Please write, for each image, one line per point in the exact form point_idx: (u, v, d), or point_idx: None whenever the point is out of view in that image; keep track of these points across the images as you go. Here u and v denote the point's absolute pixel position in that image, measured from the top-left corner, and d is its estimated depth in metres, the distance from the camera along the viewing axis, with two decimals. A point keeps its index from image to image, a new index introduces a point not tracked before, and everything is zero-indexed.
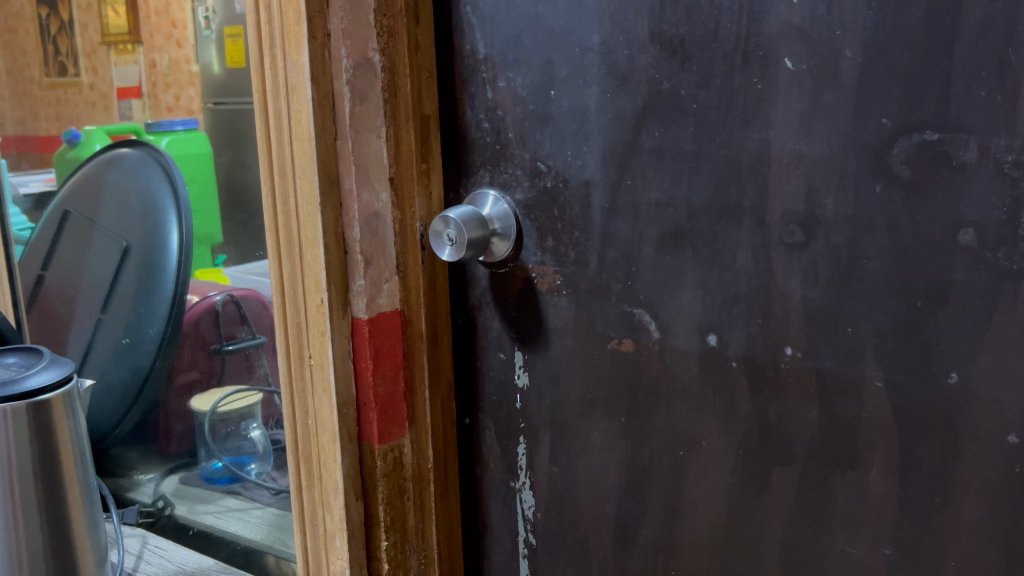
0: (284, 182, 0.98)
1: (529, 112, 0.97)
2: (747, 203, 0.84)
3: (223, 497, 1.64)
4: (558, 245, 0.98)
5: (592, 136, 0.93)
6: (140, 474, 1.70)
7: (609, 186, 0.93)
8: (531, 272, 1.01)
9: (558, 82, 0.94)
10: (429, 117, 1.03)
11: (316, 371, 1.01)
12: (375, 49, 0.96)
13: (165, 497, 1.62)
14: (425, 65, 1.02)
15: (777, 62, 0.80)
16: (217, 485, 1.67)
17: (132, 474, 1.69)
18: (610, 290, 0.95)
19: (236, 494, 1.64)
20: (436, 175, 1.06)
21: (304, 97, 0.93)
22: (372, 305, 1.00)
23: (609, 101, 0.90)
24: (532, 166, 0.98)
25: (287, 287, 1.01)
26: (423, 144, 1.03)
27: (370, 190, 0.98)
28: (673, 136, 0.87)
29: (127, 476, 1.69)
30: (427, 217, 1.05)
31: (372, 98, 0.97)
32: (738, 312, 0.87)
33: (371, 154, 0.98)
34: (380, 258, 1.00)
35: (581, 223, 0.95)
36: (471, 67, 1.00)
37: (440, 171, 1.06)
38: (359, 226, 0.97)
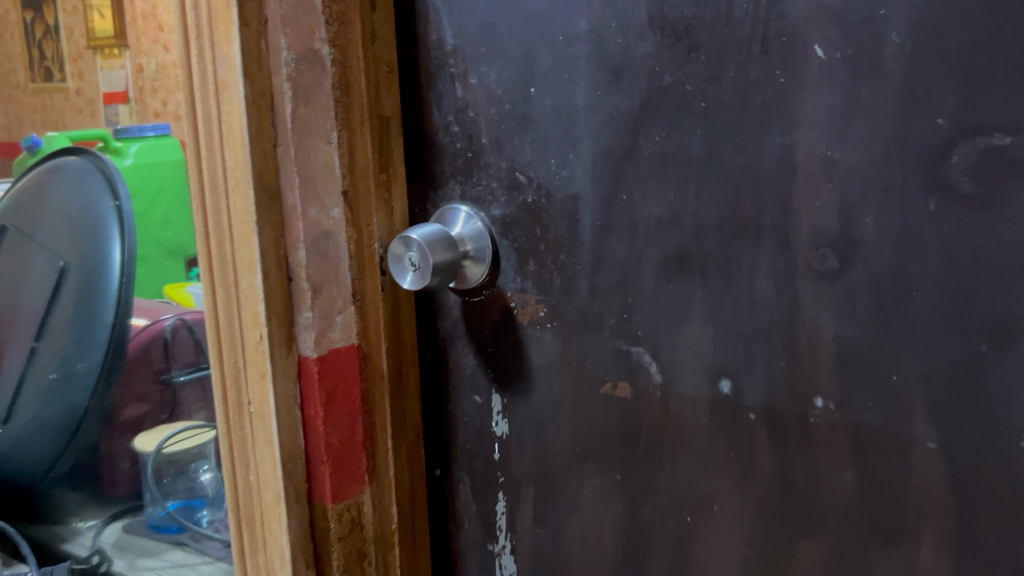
0: (215, 196, 0.83)
1: (505, 112, 0.81)
2: (766, 221, 0.69)
3: (169, 550, 1.44)
4: (542, 270, 0.83)
5: (581, 141, 0.77)
6: (80, 521, 1.52)
7: (600, 200, 0.78)
8: (510, 301, 0.86)
9: (539, 77, 0.78)
10: (390, 120, 0.88)
11: (257, 420, 0.85)
12: (323, 39, 0.82)
13: (103, 551, 1.41)
14: (384, 59, 0.87)
15: (805, 50, 0.65)
16: (164, 534, 1.48)
17: (70, 521, 1.51)
18: (603, 324, 0.80)
19: (184, 546, 1.45)
20: (399, 187, 0.90)
21: (235, 96, 0.79)
22: (322, 341, 0.85)
23: (601, 99, 0.75)
24: (509, 177, 0.83)
25: (222, 320, 0.86)
26: (384, 152, 0.88)
27: (319, 206, 0.83)
28: (677, 140, 0.72)
29: (65, 522, 1.51)
30: (389, 237, 0.90)
31: (320, 98, 0.82)
32: (757, 351, 0.72)
33: (318, 163, 0.83)
34: (332, 286, 0.85)
35: (568, 243, 0.80)
36: (437, 61, 0.85)
37: (405, 182, 0.91)
38: (304, 249, 0.82)
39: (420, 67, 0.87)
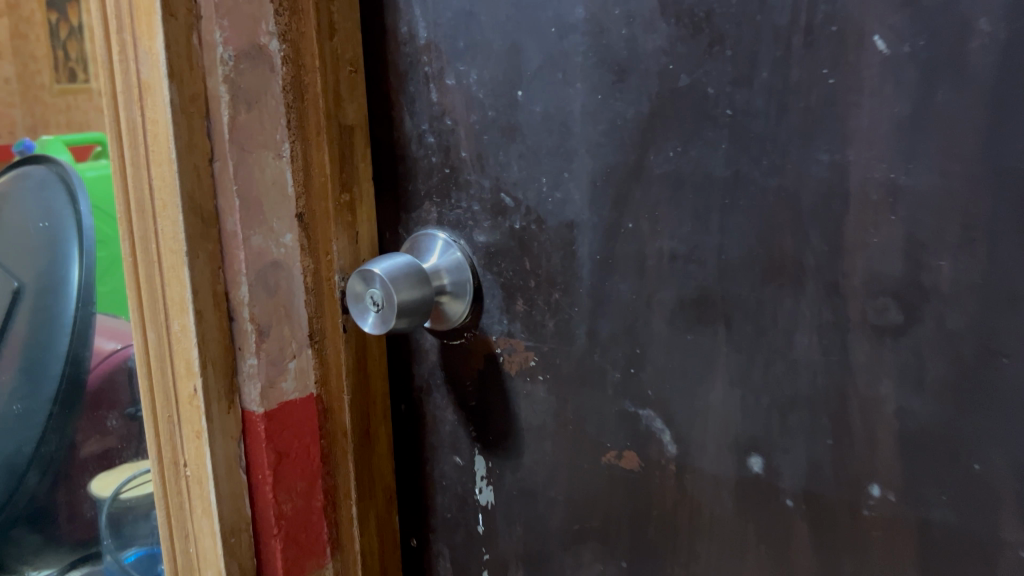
0: (142, 221, 0.69)
1: (487, 120, 0.67)
2: (810, 261, 0.54)
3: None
4: (532, 311, 0.68)
5: (577, 156, 0.63)
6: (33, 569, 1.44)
7: (601, 229, 0.63)
8: (495, 346, 0.71)
9: (528, 78, 0.64)
10: (354, 129, 0.74)
11: (194, 485, 0.72)
12: (269, 31, 0.68)
13: None
14: (346, 57, 0.73)
15: (860, 41, 0.50)
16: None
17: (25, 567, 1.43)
18: (605, 380, 0.65)
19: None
20: (366, 207, 0.76)
21: (160, 101, 0.65)
22: (270, 393, 0.71)
23: (602, 105, 0.61)
24: (493, 198, 0.68)
25: (154, 367, 0.72)
26: (347, 166, 0.74)
27: (266, 232, 0.69)
28: (696, 157, 0.58)
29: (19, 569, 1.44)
30: (353, 267, 0.76)
31: (265, 104, 0.68)
32: (796, 423, 0.57)
33: (265, 181, 0.69)
34: (283, 327, 0.71)
35: (562, 280, 0.66)
36: (408, 58, 0.71)
37: (373, 202, 0.77)
38: (247, 284, 0.68)
39: (390, 66, 0.72)
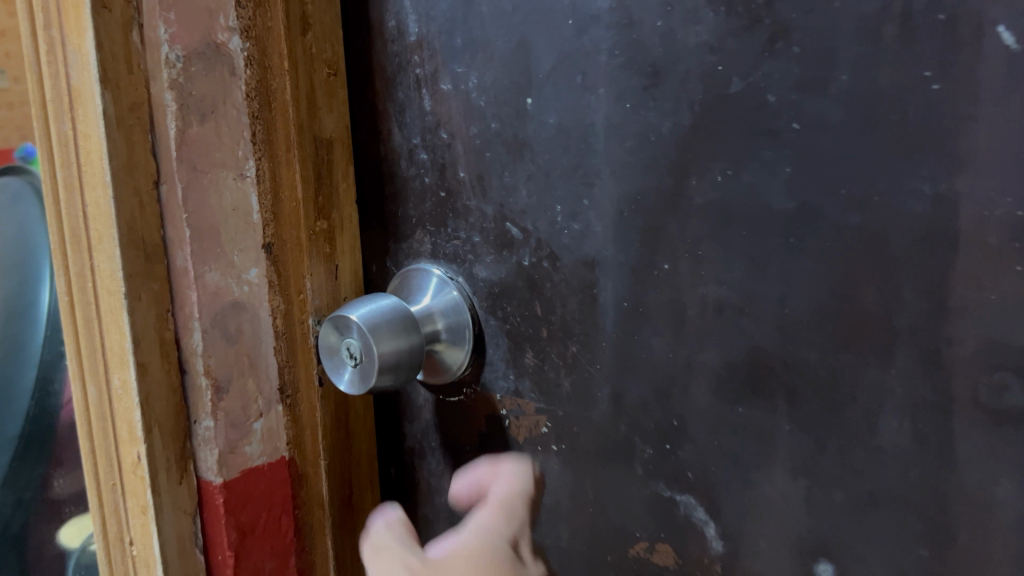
0: (77, 255, 0.57)
1: (490, 134, 0.55)
2: (902, 321, 0.42)
3: None
4: (543, 367, 0.56)
5: (600, 179, 0.51)
6: None
7: (628, 270, 0.50)
8: (500, 407, 0.59)
9: (539, 82, 0.52)
10: (334, 143, 0.62)
11: (142, 568, 0.60)
12: (229, 25, 0.55)
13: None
14: (324, 56, 0.60)
15: (978, 35, 0.37)
16: None
17: None
18: (632, 457, 0.53)
19: None
20: (347, 235, 0.65)
21: (91, 112, 0.52)
22: (231, 459, 0.59)
23: (631, 116, 0.49)
24: (497, 228, 0.56)
25: (95, 427, 0.60)
26: (325, 188, 0.62)
27: (224, 268, 0.57)
28: (751, 183, 0.45)
29: None
30: (332, 306, 0.65)
31: (223, 115, 0.56)
32: (879, 526, 0.45)
33: (223, 207, 0.57)
34: (246, 381, 0.60)
35: (581, 332, 0.53)
36: (396, 58, 0.58)
37: (356, 229, 0.65)
38: (199, 332, 0.57)
39: (376, 68, 0.60)
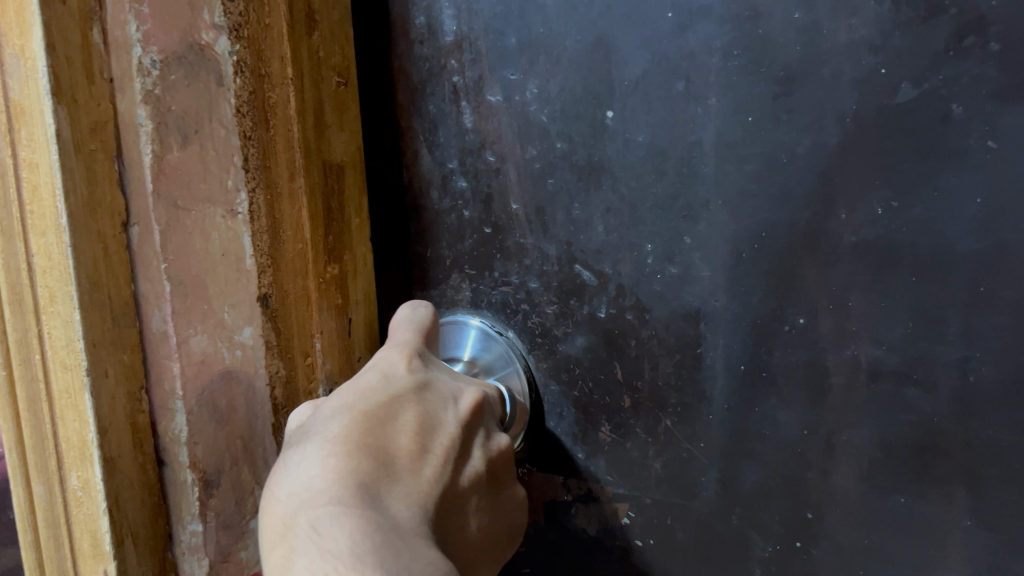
0: (19, 315, 0.43)
1: (554, 156, 0.44)
2: None
3: None
4: (625, 443, 0.45)
5: (708, 213, 0.40)
6: None
7: (746, 326, 0.40)
8: (564, 492, 0.48)
9: (626, 91, 0.41)
10: (345, 168, 0.49)
11: None
12: (214, 19, 0.41)
13: None
14: (332, 63, 0.48)
15: None
16: None
17: None
18: (746, 557, 0.43)
19: None
20: (359, 280, 0.52)
21: (36, 129, 0.37)
22: (223, 570, 0.45)
23: (753, 132, 0.39)
24: (563, 271, 0.45)
25: (47, 533, 0.47)
26: (335, 225, 0.49)
27: (213, 329, 0.43)
28: (923, 218, 0.36)
29: None
30: (343, 368, 0.51)
31: (209, 136, 0.41)
32: None
33: (210, 252, 0.42)
34: (240, 470, 0.45)
35: (677, 401, 0.43)
36: (425, 62, 0.47)
37: (369, 273, 0.53)
38: (184, 413, 0.42)
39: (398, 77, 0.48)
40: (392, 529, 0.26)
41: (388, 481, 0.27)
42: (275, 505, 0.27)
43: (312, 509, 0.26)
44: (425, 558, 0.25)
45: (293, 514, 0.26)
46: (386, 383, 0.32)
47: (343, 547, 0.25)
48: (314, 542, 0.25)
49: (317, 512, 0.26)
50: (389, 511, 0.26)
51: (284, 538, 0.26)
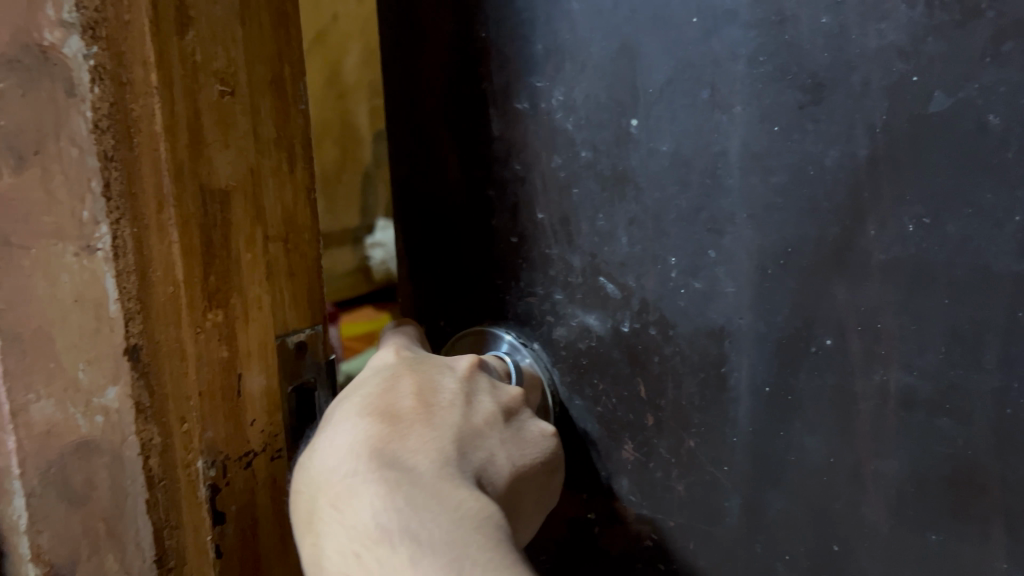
0: None
1: (579, 165, 0.42)
2: None
3: None
4: (648, 464, 0.44)
5: (734, 225, 0.38)
6: None
7: (771, 346, 0.38)
8: (589, 512, 0.47)
9: (650, 99, 0.39)
10: (234, 194, 0.35)
11: None
12: (53, 13, 0.31)
13: None
14: (213, 67, 0.34)
15: None
16: None
17: None
18: None
19: None
20: (249, 331, 0.37)
21: None
22: None
23: (781, 143, 0.36)
24: (588, 283, 0.44)
25: None
26: (218, 263, 0.35)
27: (62, 394, 0.33)
28: (958, 237, 0.33)
29: None
30: (236, 437, 0.37)
31: (57, 156, 0.31)
32: None
33: (59, 298, 0.32)
34: (102, 559, 0.35)
35: (701, 422, 0.41)
36: (452, 69, 0.46)
37: (269, 319, 0.38)
38: (23, 496, 0.33)
39: (427, 79, 0.47)
40: (403, 481, 0.30)
41: (391, 447, 0.31)
42: (303, 507, 0.32)
43: (332, 494, 0.30)
44: (441, 494, 0.29)
45: (317, 502, 0.31)
46: (374, 378, 0.36)
47: (364, 513, 0.29)
48: (340, 521, 0.29)
49: (335, 494, 0.30)
50: (403, 465, 0.31)
51: (317, 528, 0.30)
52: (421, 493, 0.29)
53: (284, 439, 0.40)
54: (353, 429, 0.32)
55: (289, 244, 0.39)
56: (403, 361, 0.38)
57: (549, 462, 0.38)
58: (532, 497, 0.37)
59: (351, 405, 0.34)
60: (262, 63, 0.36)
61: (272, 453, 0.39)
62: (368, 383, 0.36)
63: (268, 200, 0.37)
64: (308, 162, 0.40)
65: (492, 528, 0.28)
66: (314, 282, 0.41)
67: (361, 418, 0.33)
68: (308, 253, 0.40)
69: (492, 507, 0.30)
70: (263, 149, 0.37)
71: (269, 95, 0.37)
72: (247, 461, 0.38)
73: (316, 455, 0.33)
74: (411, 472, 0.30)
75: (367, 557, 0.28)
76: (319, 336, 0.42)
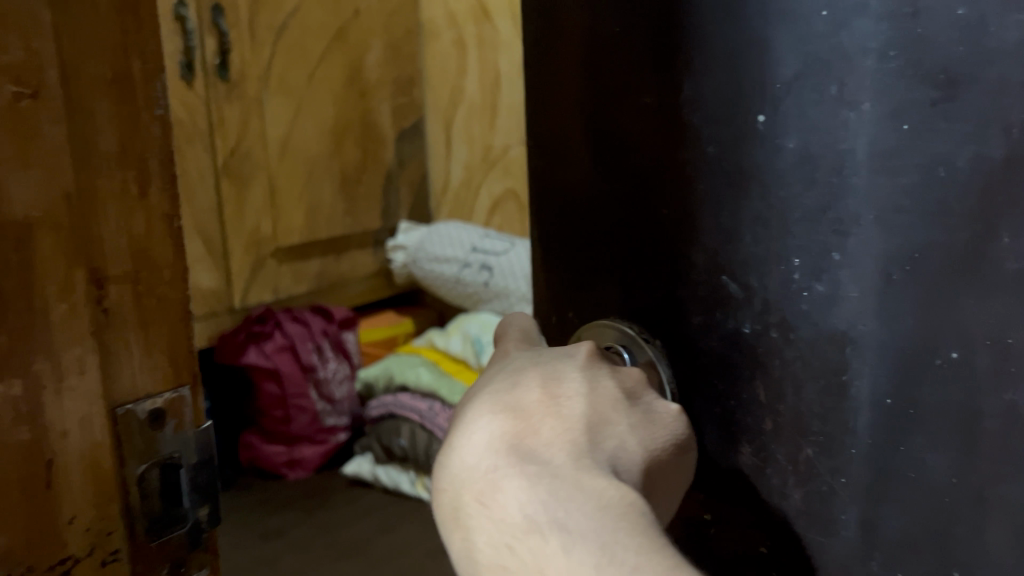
0: None
1: (704, 162, 0.40)
2: None
3: None
4: (766, 470, 0.41)
5: (860, 226, 0.35)
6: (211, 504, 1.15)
7: (893, 356, 0.35)
8: (705, 513, 0.45)
9: (777, 93, 0.37)
10: (42, 229, 0.31)
11: None
12: None
13: None
14: (6, 68, 0.29)
15: None
16: None
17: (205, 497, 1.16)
18: None
19: None
20: (63, 403, 0.33)
21: None
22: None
23: (910, 141, 0.33)
24: (711, 282, 0.42)
25: None
26: (16, 317, 0.31)
27: None
28: None
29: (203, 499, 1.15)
30: (51, 522, 0.33)
31: None
32: None
33: None
34: None
35: (820, 431, 0.39)
36: (586, 61, 0.45)
37: (99, 381, 0.34)
38: None
39: (569, 64, 0.46)
40: (547, 475, 0.29)
41: (529, 438, 0.31)
42: (446, 503, 0.31)
43: (475, 489, 0.30)
44: (582, 485, 0.29)
45: (457, 498, 0.31)
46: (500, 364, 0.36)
47: (512, 509, 0.29)
48: (487, 517, 0.29)
49: (479, 490, 0.30)
50: (538, 460, 0.30)
51: (461, 521, 0.30)
52: (563, 486, 0.29)
53: (126, 524, 0.36)
54: (485, 424, 0.32)
55: (139, 285, 0.35)
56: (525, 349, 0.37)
57: (687, 443, 0.36)
58: (670, 483, 0.35)
59: (479, 395, 0.34)
60: (101, 65, 0.32)
61: (103, 557, 0.36)
62: (494, 373, 0.35)
63: (103, 234, 0.33)
64: (155, 180, 0.35)
65: (640, 516, 0.28)
66: (184, 340, 0.37)
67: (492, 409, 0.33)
68: (169, 296, 0.36)
69: (632, 491, 0.30)
70: (94, 167, 0.33)
71: (107, 100, 0.33)
72: (63, 559, 0.34)
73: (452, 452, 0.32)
74: (549, 466, 0.30)
75: (521, 548, 0.28)
76: (184, 403, 0.38)
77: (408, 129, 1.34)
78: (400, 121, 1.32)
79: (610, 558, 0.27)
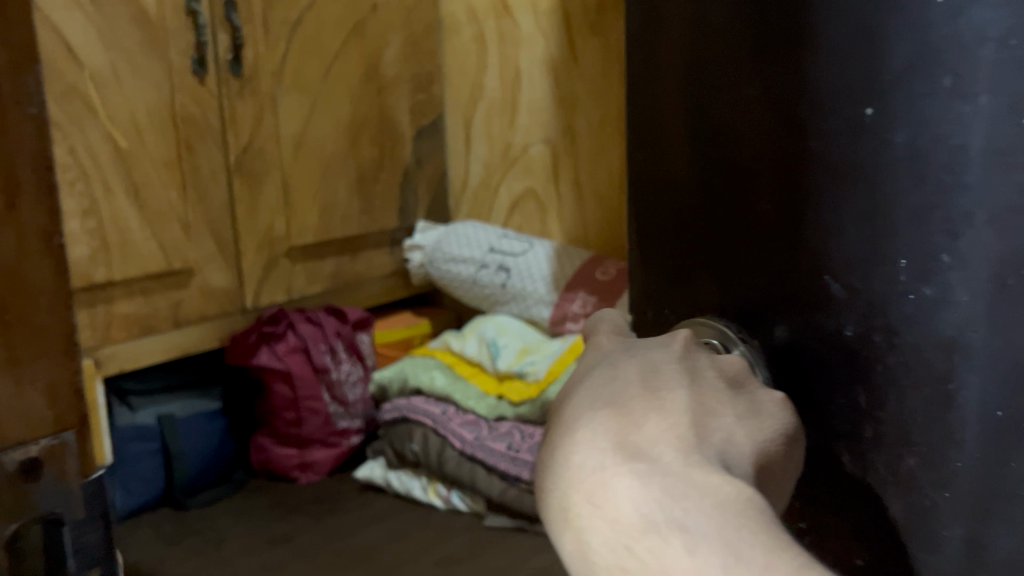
0: None
1: (808, 155, 0.38)
2: None
3: None
4: (864, 481, 0.39)
5: (973, 226, 0.33)
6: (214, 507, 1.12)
7: (1006, 365, 0.33)
8: (796, 516, 0.43)
9: (888, 84, 0.35)
10: None
11: None
12: None
13: None
14: None
15: None
16: None
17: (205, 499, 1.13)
18: None
19: None
20: None
21: None
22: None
23: None
24: (809, 281, 0.39)
25: None
26: None
27: None
28: None
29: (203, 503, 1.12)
30: None
31: None
32: None
33: None
34: None
35: (924, 440, 0.36)
36: (690, 48, 0.43)
37: None
38: None
39: (673, 52, 0.44)
40: (658, 472, 0.28)
41: (636, 437, 0.30)
42: (553, 507, 0.30)
43: (583, 489, 0.29)
44: (696, 482, 0.28)
45: (563, 500, 0.29)
46: (594, 369, 0.35)
47: (625, 508, 0.28)
48: (598, 517, 0.28)
49: (588, 490, 0.29)
50: (646, 457, 0.29)
51: (568, 524, 0.29)
52: (676, 483, 0.28)
53: None
54: (589, 424, 0.31)
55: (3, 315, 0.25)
56: (618, 351, 0.36)
57: (794, 435, 0.35)
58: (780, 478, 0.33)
59: (578, 396, 0.33)
60: None
61: None
62: (589, 377, 0.34)
63: None
64: (25, 191, 0.25)
65: (759, 512, 0.27)
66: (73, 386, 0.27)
67: (593, 409, 0.31)
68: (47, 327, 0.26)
69: (748, 487, 0.28)
70: None
71: None
72: None
73: (557, 453, 0.31)
74: (660, 463, 0.29)
75: (638, 549, 0.27)
76: (70, 452, 0.27)
77: (425, 127, 1.32)
78: (418, 118, 1.30)
79: (737, 557, 0.26)
